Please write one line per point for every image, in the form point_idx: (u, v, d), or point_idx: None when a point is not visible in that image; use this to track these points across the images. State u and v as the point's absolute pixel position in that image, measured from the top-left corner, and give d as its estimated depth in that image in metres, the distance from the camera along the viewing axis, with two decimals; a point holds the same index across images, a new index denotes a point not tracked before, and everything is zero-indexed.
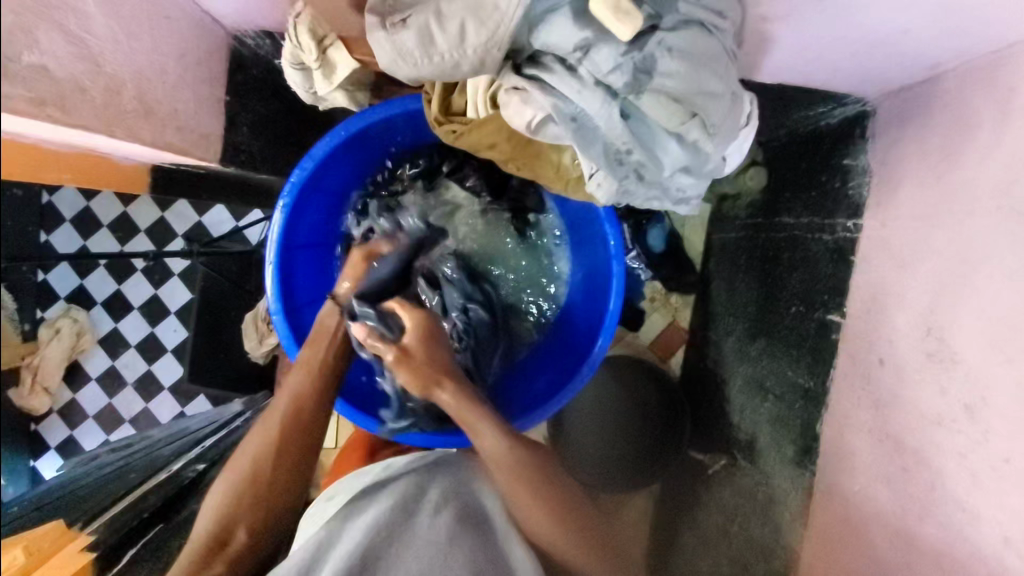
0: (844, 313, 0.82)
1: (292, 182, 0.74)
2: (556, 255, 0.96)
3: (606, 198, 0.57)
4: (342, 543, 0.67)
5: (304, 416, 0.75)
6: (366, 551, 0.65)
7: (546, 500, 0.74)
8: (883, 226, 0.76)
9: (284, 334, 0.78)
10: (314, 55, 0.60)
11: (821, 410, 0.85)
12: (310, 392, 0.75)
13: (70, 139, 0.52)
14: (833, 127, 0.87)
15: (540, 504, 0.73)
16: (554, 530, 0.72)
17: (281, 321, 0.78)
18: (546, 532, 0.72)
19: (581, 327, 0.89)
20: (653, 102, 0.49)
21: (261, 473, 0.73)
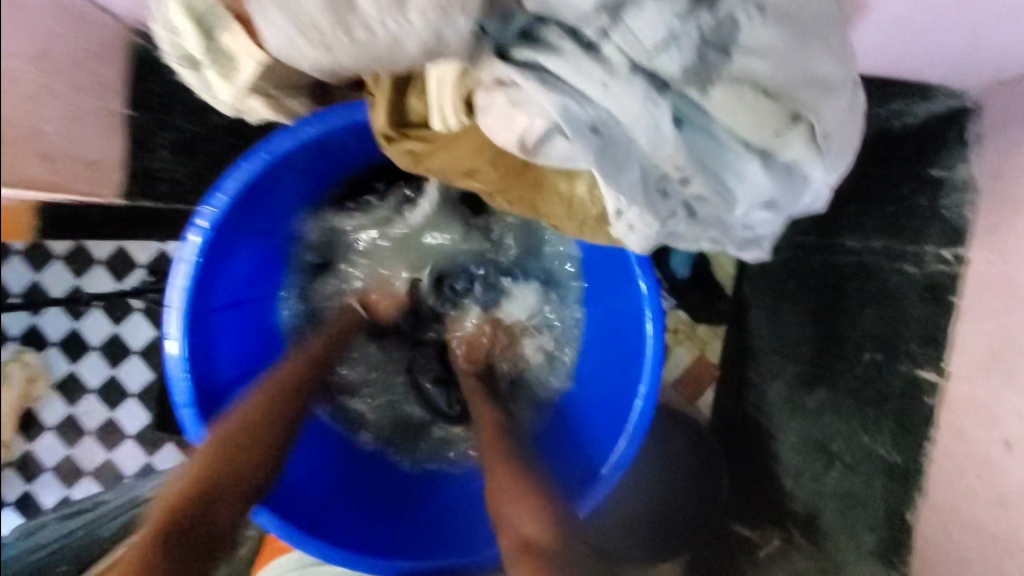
0: (943, 370, 0.63)
1: (205, 229, 0.61)
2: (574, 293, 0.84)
3: (642, 246, 0.39)
4: None
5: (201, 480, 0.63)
6: None
7: (541, 492, 0.66)
8: (1000, 260, 0.57)
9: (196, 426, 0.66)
10: (197, 44, 0.43)
11: (911, 493, 0.66)
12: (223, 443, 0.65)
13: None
14: (914, 129, 0.67)
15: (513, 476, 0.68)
16: (532, 519, 0.64)
17: (193, 411, 0.66)
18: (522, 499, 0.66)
19: (617, 356, 0.75)
20: (728, 97, 0.33)
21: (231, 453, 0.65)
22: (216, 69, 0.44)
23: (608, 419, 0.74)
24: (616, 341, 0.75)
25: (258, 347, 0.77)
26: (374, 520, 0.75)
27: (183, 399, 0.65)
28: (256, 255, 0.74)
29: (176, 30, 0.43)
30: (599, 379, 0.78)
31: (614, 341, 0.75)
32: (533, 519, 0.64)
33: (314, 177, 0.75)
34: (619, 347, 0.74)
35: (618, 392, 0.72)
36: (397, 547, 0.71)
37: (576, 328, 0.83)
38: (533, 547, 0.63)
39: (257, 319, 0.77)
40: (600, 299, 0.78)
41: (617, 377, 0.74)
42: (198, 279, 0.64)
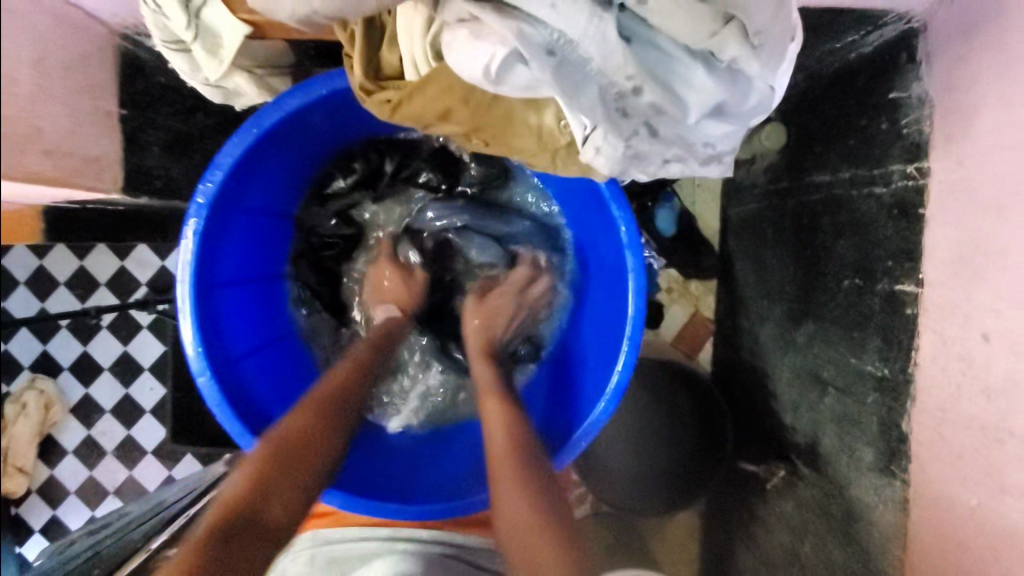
0: (919, 281, 0.65)
1: (201, 202, 0.61)
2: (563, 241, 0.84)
3: (608, 167, 0.41)
4: None
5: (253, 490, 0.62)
6: None
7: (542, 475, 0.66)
8: (959, 165, 0.60)
9: (216, 399, 0.65)
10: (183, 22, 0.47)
11: (901, 402, 0.69)
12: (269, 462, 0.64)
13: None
14: (869, 59, 0.72)
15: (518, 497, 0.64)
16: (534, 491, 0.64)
17: (210, 382, 0.65)
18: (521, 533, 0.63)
19: (609, 296, 0.73)
20: (663, 4, 0.35)
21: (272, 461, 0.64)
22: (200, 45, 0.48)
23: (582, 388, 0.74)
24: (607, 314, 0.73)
25: (266, 329, 0.76)
26: (387, 473, 0.76)
27: (200, 367, 0.65)
28: (255, 234, 0.74)
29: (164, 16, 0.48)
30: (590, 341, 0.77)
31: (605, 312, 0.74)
32: (519, 489, 0.64)
33: (307, 156, 0.76)
34: (613, 314, 0.72)
35: (605, 365, 0.71)
36: (417, 492, 0.73)
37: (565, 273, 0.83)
38: (529, 521, 0.63)
39: (262, 300, 0.77)
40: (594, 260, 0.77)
41: (603, 343, 0.73)
42: (203, 253, 0.64)
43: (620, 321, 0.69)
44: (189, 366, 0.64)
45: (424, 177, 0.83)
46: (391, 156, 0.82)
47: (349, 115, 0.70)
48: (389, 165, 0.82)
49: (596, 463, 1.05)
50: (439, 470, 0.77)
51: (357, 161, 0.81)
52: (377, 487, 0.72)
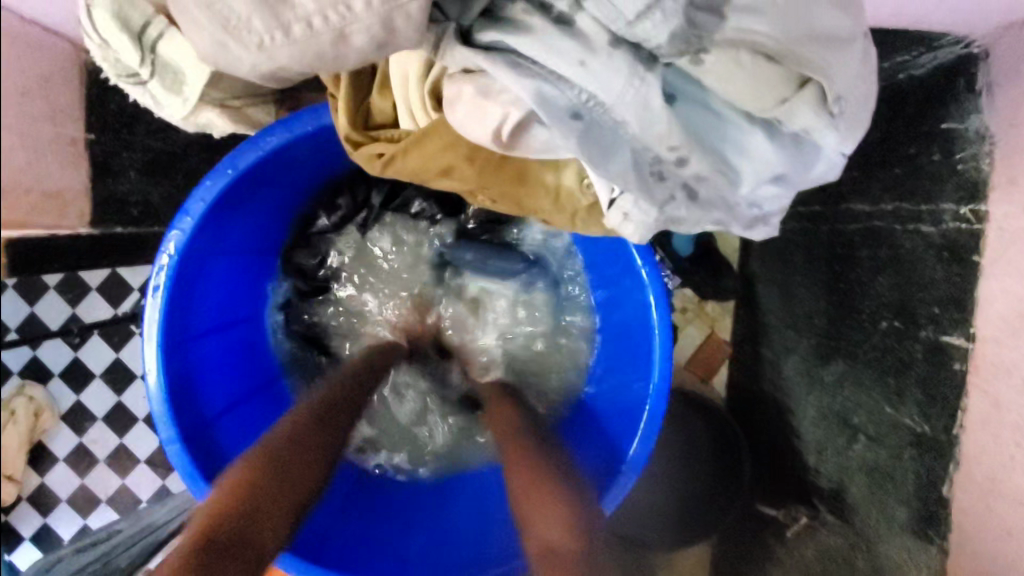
0: (970, 334, 0.59)
1: (169, 254, 0.57)
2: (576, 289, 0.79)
3: (639, 235, 0.36)
4: None
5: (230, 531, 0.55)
6: None
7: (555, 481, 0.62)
8: (1022, 212, 0.53)
9: (186, 466, 0.60)
10: None
11: (943, 463, 0.63)
12: (252, 495, 0.58)
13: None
14: (918, 81, 0.65)
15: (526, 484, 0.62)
16: (546, 499, 0.60)
17: (180, 450, 0.60)
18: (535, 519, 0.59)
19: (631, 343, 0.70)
20: (716, 63, 0.30)
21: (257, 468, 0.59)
22: None
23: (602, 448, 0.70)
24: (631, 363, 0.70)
25: (248, 376, 0.72)
26: (379, 539, 0.70)
27: (171, 437, 0.60)
28: (234, 276, 0.70)
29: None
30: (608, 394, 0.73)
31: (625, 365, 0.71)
32: (543, 510, 0.59)
33: (293, 190, 0.71)
34: (636, 366, 0.69)
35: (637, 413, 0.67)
36: (410, 562, 0.68)
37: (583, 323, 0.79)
38: (549, 552, 0.56)
39: (243, 346, 0.73)
40: (611, 307, 0.74)
41: (625, 399, 0.70)
42: (173, 304, 0.60)
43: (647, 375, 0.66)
44: (155, 425, 0.60)
45: (416, 207, 0.77)
46: (378, 188, 0.75)
47: (328, 152, 0.64)
48: (377, 196, 0.76)
49: None
50: (434, 532, 0.72)
51: (342, 195, 0.76)
52: (367, 559, 0.67)
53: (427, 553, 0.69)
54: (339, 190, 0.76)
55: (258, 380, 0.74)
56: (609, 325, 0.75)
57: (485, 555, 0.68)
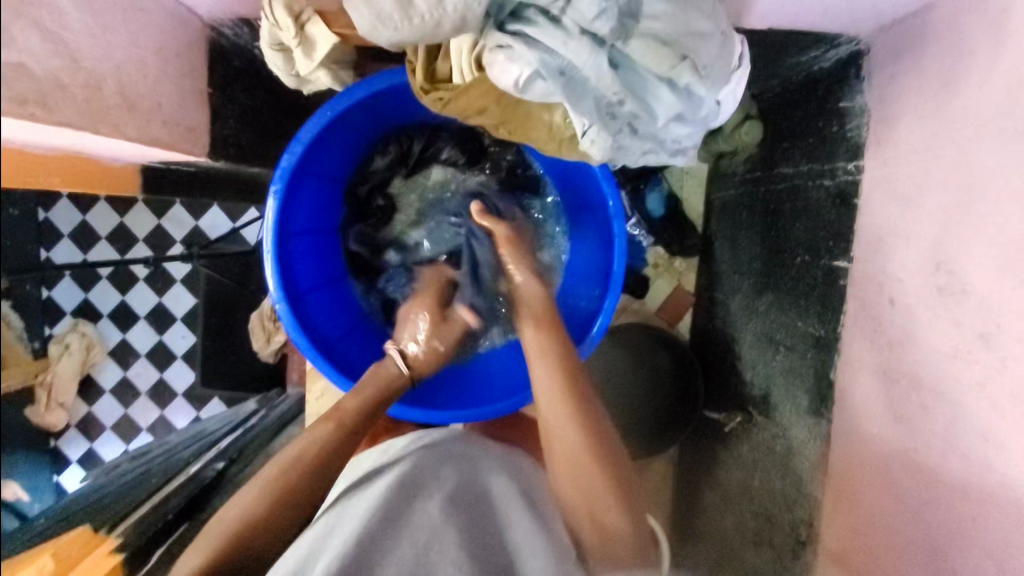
0: (851, 258, 0.81)
1: (282, 168, 0.73)
2: (552, 219, 0.96)
3: (600, 154, 0.55)
4: (337, 534, 0.63)
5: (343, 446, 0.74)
6: (361, 536, 0.61)
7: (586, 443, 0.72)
8: (883, 164, 0.74)
9: (291, 324, 0.77)
10: (291, 33, 0.56)
11: (832, 356, 0.84)
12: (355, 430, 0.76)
13: (49, 139, 0.53)
14: (828, 70, 0.85)
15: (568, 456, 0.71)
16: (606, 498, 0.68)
17: (285, 310, 0.77)
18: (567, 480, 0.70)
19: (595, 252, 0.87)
20: (641, 47, 0.47)
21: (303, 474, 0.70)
22: (302, 50, 0.57)
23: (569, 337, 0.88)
24: (594, 276, 0.87)
25: (324, 271, 0.89)
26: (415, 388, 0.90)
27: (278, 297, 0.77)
28: (320, 192, 0.86)
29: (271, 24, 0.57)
30: (577, 295, 0.90)
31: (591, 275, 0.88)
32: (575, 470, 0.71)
33: (362, 136, 0.87)
34: (598, 277, 0.86)
35: (594, 310, 0.84)
36: (439, 403, 0.87)
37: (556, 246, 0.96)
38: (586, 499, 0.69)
39: (323, 250, 0.89)
40: (581, 229, 0.91)
41: (588, 303, 0.87)
42: (283, 210, 0.75)
43: (603, 290, 0.82)
44: (269, 296, 0.77)
45: (445, 155, 0.94)
46: (419, 140, 0.92)
47: (401, 100, 0.81)
48: (417, 147, 0.93)
49: (583, 411, 1.20)
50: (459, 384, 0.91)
51: (393, 144, 0.92)
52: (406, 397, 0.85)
53: (455, 396, 0.88)
54: (389, 141, 0.92)
55: (332, 282, 0.91)
56: (577, 235, 0.93)
57: (491, 398, 0.87)
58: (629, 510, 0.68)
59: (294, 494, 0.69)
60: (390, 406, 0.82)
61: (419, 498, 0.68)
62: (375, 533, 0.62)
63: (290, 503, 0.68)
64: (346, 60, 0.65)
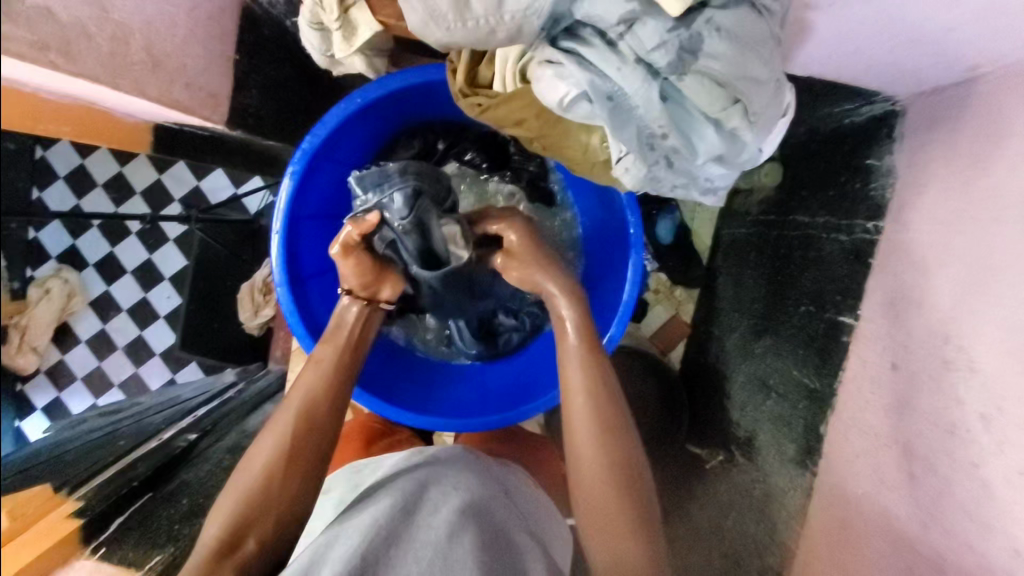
0: (857, 316, 0.80)
1: (304, 149, 0.71)
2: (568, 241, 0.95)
3: (632, 183, 0.53)
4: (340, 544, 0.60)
5: (318, 420, 0.70)
6: (366, 550, 0.59)
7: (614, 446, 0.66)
8: (904, 229, 0.74)
9: (290, 309, 0.76)
10: (334, 15, 0.54)
11: (824, 411, 0.84)
12: (323, 402, 0.71)
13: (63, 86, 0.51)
14: (857, 125, 0.84)
15: (596, 458, 0.66)
16: (620, 511, 0.63)
17: (286, 295, 0.76)
18: (590, 480, 0.65)
19: (608, 283, 0.86)
20: (695, 85, 0.45)
21: (255, 498, 0.64)
22: (342, 33, 0.55)
23: None
24: (597, 317, 0.87)
25: (331, 257, 0.87)
26: (406, 386, 0.91)
27: (280, 280, 0.76)
28: (336, 177, 0.83)
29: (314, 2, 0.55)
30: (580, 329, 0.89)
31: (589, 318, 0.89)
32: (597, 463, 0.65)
33: (387, 125, 0.84)
34: (604, 310, 0.85)
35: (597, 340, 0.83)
36: (429, 409, 0.86)
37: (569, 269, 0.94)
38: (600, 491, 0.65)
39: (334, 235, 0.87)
40: (597, 259, 0.91)
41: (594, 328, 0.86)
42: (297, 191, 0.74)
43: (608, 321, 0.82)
44: (271, 278, 0.75)
45: (469, 157, 0.91)
46: (443, 138, 0.89)
47: (432, 96, 0.78)
48: (442, 144, 0.89)
49: None
50: (454, 391, 0.92)
51: (417, 138, 0.88)
52: (399, 401, 0.86)
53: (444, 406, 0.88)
54: (413, 133, 0.88)
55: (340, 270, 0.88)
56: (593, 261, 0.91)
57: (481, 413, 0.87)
58: (642, 521, 0.63)
59: (268, 494, 0.65)
60: (380, 407, 0.82)
61: (420, 515, 0.66)
62: (380, 547, 0.60)
63: (264, 508, 0.64)
64: (383, 48, 0.63)
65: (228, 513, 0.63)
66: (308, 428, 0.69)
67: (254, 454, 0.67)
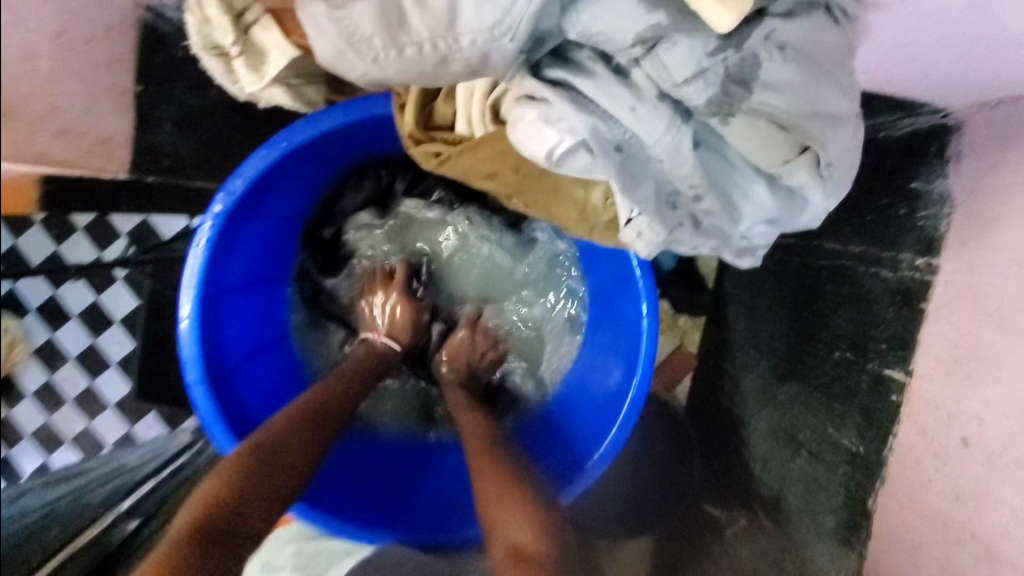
0: (910, 370, 0.67)
1: (221, 210, 0.63)
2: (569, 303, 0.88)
3: (648, 250, 0.43)
4: None
5: (322, 416, 0.74)
6: None
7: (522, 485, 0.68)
8: (968, 271, 0.61)
9: (206, 409, 0.68)
10: (230, 37, 0.50)
11: (871, 480, 0.71)
12: (331, 409, 0.75)
13: None
14: (896, 140, 0.71)
15: (497, 491, 0.67)
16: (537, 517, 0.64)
17: (203, 393, 0.69)
18: (501, 516, 0.65)
19: (607, 353, 0.80)
20: (747, 125, 0.37)
21: (255, 466, 0.66)
22: (243, 59, 0.51)
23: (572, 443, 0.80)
24: (592, 398, 0.81)
25: (260, 334, 0.80)
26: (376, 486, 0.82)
27: (195, 378, 0.68)
28: (266, 236, 0.77)
29: (212, 26, 0.51)
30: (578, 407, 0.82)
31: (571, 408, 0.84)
32: (503, 496, 0.67)
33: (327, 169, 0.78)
34: (606, 384, 0.78)
35: (606, 416, 0.77)
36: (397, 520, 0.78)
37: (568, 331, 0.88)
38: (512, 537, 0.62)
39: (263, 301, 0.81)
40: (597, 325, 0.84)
41: (598, 403, 0.79)
42: (213, 256, 0.67)
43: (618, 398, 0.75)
44: (185, 377, 0.68)
45: (432, 198, 0.89)
46: (400, 178, 0.87)
47: (387, 132, 0.66)
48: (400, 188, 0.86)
49: None
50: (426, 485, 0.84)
51: (369, 178, 0.87)
52: (356, 507, 0.78)
53: (413, 510, 0.81)
54: (363, 176, 0.86)
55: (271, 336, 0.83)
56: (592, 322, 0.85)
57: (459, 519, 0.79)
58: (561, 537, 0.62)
59: (266, 474, 0.66)
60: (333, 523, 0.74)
61: None
62: None
63: (263, 480, 0.65)
64: (313, 73, 0.56)
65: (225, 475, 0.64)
66: (310, 417, 0.72)
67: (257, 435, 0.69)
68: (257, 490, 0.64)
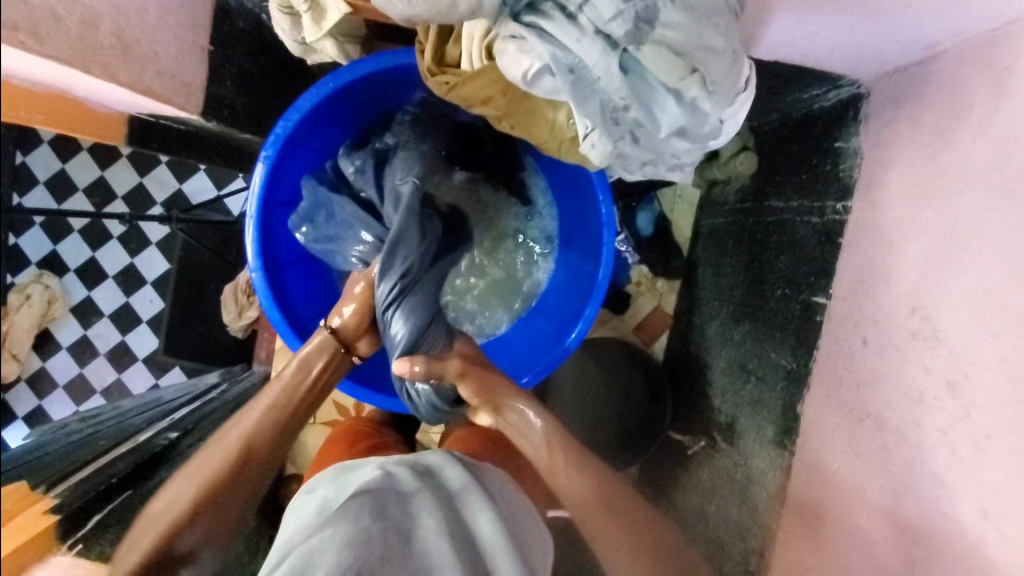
0: (830, 295, 0.82)
1: (276, 134, 0.74)
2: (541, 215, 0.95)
3: (599, 161, 0.54)
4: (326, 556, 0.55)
5: (254, 456, 0.72)
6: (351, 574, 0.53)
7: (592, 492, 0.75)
8: (871, 208, 0.75)
9: (263, 293, 0.79)
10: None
11: (801, 390, 0.85)
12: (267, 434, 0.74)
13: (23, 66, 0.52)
14: (827, 110, 0.86)
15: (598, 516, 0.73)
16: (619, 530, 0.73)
17: (260, 280, 0.79)
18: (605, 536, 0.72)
19: (580, 254, 0.89)
20: (653, 53, 0.48)
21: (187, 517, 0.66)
22: (311, 15, 0.61)
23: (556, 333, 0.90)
24: (569, 297, 0.91)
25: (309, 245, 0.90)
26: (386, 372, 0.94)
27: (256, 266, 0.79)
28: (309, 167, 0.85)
29: None
30: (558, 311, 0.92)
31: (554, 309, 0.93)
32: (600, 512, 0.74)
33: (362, 113, 0.86)
34: (581, 282, 0.88)
35: (578, 308, 0.87)
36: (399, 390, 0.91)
37: (542, 239, 0.96)
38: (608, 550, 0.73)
39: None
40: (566, 235, 0.93)
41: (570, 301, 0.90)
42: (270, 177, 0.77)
43: (585, 300, 0.85)
44: (247, 264, 0.78)
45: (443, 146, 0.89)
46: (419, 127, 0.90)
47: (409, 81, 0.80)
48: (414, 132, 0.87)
49: None
50: None
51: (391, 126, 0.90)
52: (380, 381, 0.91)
53: None
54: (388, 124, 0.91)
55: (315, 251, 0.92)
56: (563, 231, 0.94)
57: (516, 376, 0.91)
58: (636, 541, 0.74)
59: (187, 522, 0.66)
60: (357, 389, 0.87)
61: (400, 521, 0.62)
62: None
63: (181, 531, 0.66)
64: (354, 34, 0.69)
65: (197, 481, 0.68)
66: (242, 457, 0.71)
67: (180, 484, 0.67)
68: (211, 505, 0.68)
